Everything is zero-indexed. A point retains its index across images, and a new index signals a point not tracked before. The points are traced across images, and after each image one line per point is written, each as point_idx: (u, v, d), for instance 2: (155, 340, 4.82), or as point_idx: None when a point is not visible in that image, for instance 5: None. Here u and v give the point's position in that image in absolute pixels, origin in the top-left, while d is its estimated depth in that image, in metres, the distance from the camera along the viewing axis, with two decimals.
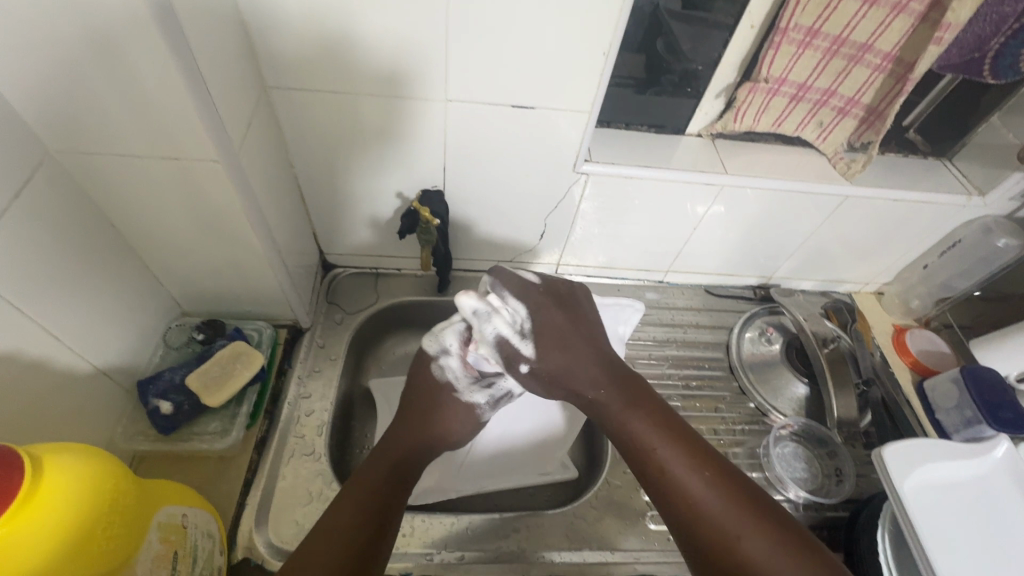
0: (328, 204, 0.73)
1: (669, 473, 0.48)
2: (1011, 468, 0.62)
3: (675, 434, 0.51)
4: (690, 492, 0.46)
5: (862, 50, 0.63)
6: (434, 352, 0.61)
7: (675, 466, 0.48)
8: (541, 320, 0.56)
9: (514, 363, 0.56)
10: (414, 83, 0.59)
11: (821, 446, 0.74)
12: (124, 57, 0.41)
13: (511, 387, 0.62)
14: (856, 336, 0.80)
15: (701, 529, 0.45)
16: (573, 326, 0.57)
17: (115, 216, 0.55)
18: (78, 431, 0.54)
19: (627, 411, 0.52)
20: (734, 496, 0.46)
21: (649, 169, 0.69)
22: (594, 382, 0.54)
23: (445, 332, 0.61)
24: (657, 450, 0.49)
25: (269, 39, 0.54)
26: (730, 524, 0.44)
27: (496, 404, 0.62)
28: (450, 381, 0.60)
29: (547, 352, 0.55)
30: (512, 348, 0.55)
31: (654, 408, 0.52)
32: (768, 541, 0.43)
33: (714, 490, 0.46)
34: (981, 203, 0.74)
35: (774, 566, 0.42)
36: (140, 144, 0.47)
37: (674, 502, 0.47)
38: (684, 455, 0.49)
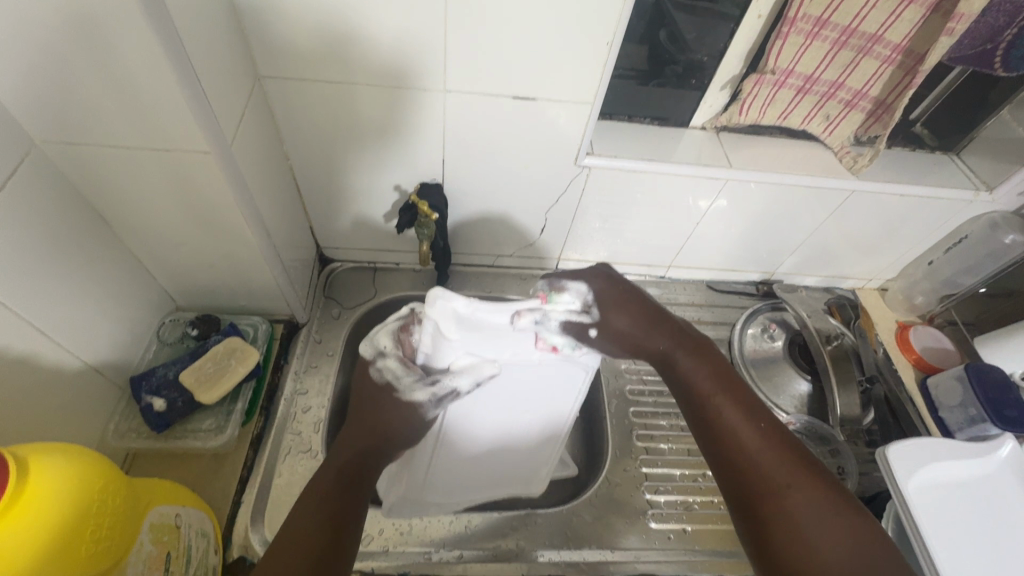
0: (325, 197, 0.71)
1: (721, 419, 0.46)
2: (1015, 466, 0.61)
3: (735, 385, 0.49)
4: (741, 439, 0.44)
5: (871, 41, 0.62)
6: (369, 355, 0.55)
7: (728, 413, 0.46)
8: (597, 288, 0.54)
9: (583, 334, 0.54)
10: (411, 72, 0.57)
11: (823, 444, 0.72)
12: (109, 44, 0.39)
13: (458, 385, 0.54)
14: (860, 333, 0.79)
15: (744, 476, 0.43)
16: (634, 289, 0.56)
17: (104, 207, 0.53)
18: (69, 428, 0.53)
19: (687, 359, 0.51)
20: (787, 449, 0.43)
21: (652, 162, 0.68)
22: (657, 332, 0.53)
23: (377, 333, 0.55)
24: (712, 398, 0.48)
25: (262, 27, 0.52)
26: (779, 475, 0.42)
27: (442, 404, 0.54)
28: (389, 382, 0.54)
29: (619, 317, 0.54)
30: (576, 321, 0.53)
31: (716, 361, 0.51)
32: (817, 495, 0.41)
33: (768, 441, 0.44)
34: (989, 198, 0.72)
35: (820, 524, 0.39)
36: (127, 133, 0.46)
37: (722, 447, 0.45)
38: (740, 406, 0.47)
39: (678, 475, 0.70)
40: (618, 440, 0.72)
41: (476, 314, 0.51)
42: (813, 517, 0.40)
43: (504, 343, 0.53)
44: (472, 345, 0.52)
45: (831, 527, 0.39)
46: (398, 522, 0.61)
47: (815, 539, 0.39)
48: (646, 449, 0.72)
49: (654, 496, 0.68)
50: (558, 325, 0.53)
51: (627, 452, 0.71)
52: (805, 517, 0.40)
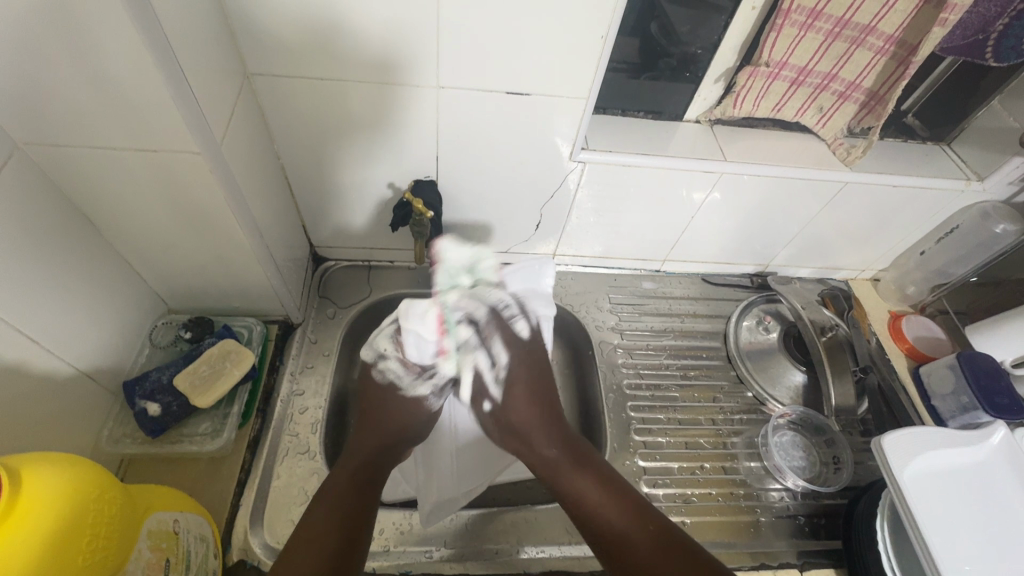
0: (317, 196, 0.71)
1: (610, 527, 0.54)
2: (1006, 453, 0.62)
3: (616, 488, 0.57)
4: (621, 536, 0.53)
5: (864, 32, 0.62)
6: (372, 358, 0.66)
7: (612, 513, 0.55)
8: (515, 369, 0.67)
9: (479, 400, 0.68)
10: (402, 69, 0.56)
11: (819, 434, 0.74)
12: (92, 44, 0.38)
13: (453, 371, 0.67)
14: (853, 324, 0.80)
15: (639, 572, 0.51)
16: (537, 378, 0.67)
17: (92, 211, 0.52)
18: (61, 435, 0.52)
19: (573, 472, 0.58)
20: (646, 523, 0.54)
21: (647, 156, 0.67)
22: (548, 441, 0.61)
23: (377, 339, 0.66)
24: (597, 503, 0.56)
25: (249, 24, 0.51)
26: (666, 567, 0.50)
27: (443, 392, 0.67)
28: (391, 380, 0.65)
29: (515, 398, 0.65)
30: (484, 380, 0.67)
31: (597, 466, 0.59)
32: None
33: (632, 522, 0.54)
34: (980, 187, 0.73)
35: None
36: (114, 135, 0.45)
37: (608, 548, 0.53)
38: (625, 511, 0.55)
39: (677, 468, 0.71)
40: (616, 434, 0.73)
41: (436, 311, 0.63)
42: None
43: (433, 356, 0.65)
44: (450, 341, 0.64)
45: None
46: (397, 521, 0.61)
47: None
48: (644, 443, 0.72)
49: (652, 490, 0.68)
50: (474, 367, 0.67)
51: (624, 445, 0.72)
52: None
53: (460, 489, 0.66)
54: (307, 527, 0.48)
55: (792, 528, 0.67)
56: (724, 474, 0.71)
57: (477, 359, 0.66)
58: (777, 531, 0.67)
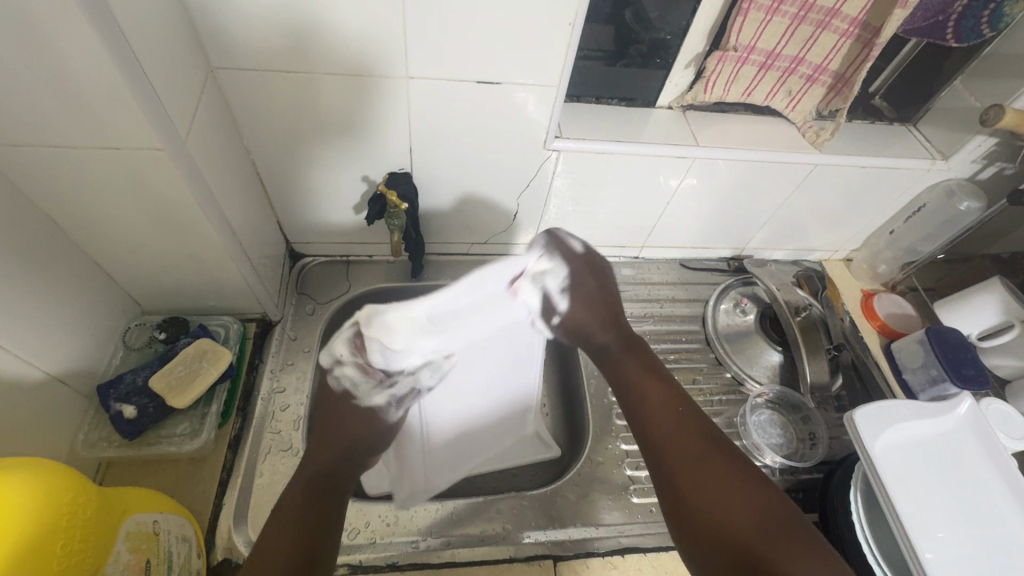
0: (292, 191, 0.70)
1: (656, 419, 0.52)
2: (971, 423, 0.64)
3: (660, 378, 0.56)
4: (656, 419, 0.52)
5: (829, 16, 0.63)
6: (327, 364, 0.58)
7: (659, 410, 0.53)
8: (577, 284, 0.60)
9: (549, 314, 0.61)
10: (371, 59, 0.56)
11: (795, 412, 0.76)
12: (45, 38, 0.37)
13: (415, 382, 0.60)
14: (827, 303, 0.83)
15: (665, 454, 0.50)
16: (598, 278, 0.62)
17: (56, 212, 0.51)
18: (35, 441, 0.51)
19: (624, 355, 0.59)
20: (683, 410, 0.53)
21: (622, 143, 0.68)
22: (604, 329, 0.61)
23: (334, 343, 0.57)
24: (648, 395, 0.55)
25: (213, 17, 0.50)
26: (693, 456, 0.49)
27: (403, 403, 0.60)
28: (347, 389, 0.57)
29: (595, 301, 0.61)
30: (552, 300, 0.60)
31: (651, 360, 0.59)
32: (744, 496, 0.45)
33: (671, 408, 0.53)
34: (945, 166, 0.75)
35: (714, 483, 0.47)
36: (74, 132, 0.44)
37: (643, 425, 0.53)
38: (666, 395, 0.54)
39: None
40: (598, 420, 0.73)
41: (502, 277, 0.54)
42: (713, 482, 0.47)
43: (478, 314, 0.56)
44: (421, 349, 0.56)
45: (743, 500, 0.45)
46: (383, 513, 0.62)
47: (713, 506, 0.45)
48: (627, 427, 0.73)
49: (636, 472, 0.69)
50: (545, 292, 0.59)
51: (607, 429, 0.72)
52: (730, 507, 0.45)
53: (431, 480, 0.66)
54: None
55: None
56: None
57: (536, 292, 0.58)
58: None
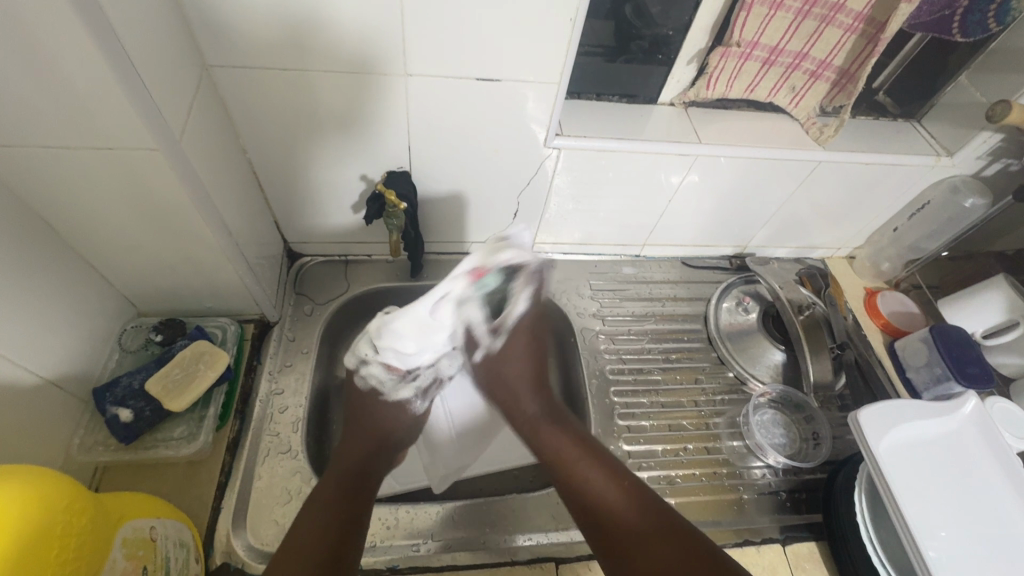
0: (289, 191, 0.69)
1: (591, 487, 0.54)
2: (977, 422, 0.63)
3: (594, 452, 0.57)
4: (599, 499, 0.53)
5: (834, 10, 0.62)
6: (354, 365, 0.65)
7: (594, 475, 0.54)
8: (512, 340, 0.64)
9: (472, 347, 0.64)
10: (369, 57, 0.55)
11: (798, 411, 0.76)
12: (34, 37, 0.36)
13: (437, 373, 0.66)
14: (830, 302, 0.81)
15: (614, 533, 0.50)
16: (525, 338, 0.65)
17: (48, 213, 0.50)
18: (30, 446, 0.50)
19: (552, 429, 0.60)
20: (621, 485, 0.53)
21: (623, 141, 0.67)
22: (530, 397, 0.63)
23: (357, 346, 0.63)
24: (581, 469, 0.55)
25: (206, 15, 0.49)
26: (636, 532, 0.49)
27: (427, 393, 0.66)
28: (373, 386, 0.63)
29: (515, 345, 0.64)
30: (474, 334, 0.62)
31: (578, 431, 0.60)
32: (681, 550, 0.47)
33: (609, 483, 0.53)
34: (950, 163, 0.74)
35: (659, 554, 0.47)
36: (66, 133, 0.43)
37: (584, 506, 0.53)
38: (601, 470, 0.55)
39: (661, 450, 0.71)
40: (600, 420, 0.73)
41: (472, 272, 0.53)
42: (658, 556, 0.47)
43: (469, 313, 0.58)
44: (432, 347, 0.60)
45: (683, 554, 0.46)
46: (383, 516, 0.61)
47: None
48: (629, 427, 0.73)
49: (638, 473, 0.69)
50: (466, 321, 0.59)
51: (608, 430, 0.72)
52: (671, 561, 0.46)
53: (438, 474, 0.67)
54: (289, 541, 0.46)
55: (774, 504, 0.69)
56: (707, 454, 0.72)
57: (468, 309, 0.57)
58: (759, 507, 0.68)
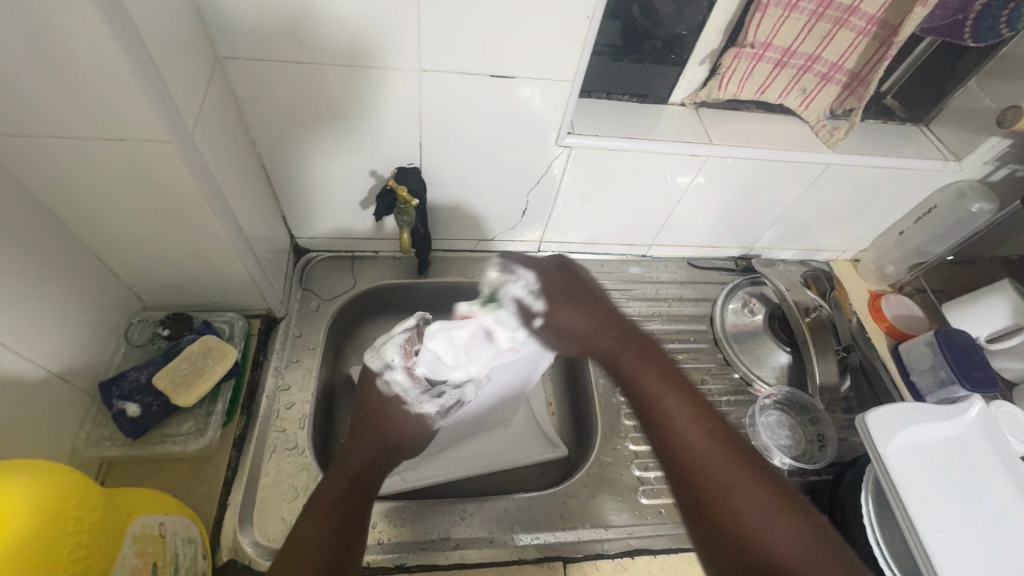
0: (297, 185, 0.68)
1: (680, 436, 0.45)
2: (982, 425, 0.64)
3: (681, 385, 0.48)
4: (690, 443, 0.44)
5: (847, 13, 0.62)
6: (377, 367, 0.61)
7: (679, 419, 0.45)
8: (549, 282, 0.57)
9: (528, 320, 0.57)
10: (381, 51, 0.54)
11: (803, 413, 0.76)
12: (50, 25, 0.36)
13: (462, 396, 0.62)
14: (835, 304, 0.82)
15: (700, 482, 0.42)
16: (583, 284, 0.58)
17: (57, 205, 0.50)
18: (38, 441, 0.50)
19: (638, 358, 0.50)
20: (715, 432, 0.44)
21: (634, 141, 0.67)
22: (608, 334, 0.53)
23: (386, 347, 0.61)
24: (670, 408, 0.46)
25: (218, 6, 0.49)
26: (734, 486, 0.41)
27: (447, 412, 0.62)
28: (396, 394, 0.60)
29: (564, 308, 0.56)
30: (525, 302, 0.57)
31: (663, 360, 0.51)
32: (765, 498, 0.40)
33: (704, 432, 0.44)
34: (957, 167, 0.74)
35: (764, 520, 0.39)
36: (79, 124, 0.42)
37: (672, 452, 0.44)
38: (692, 411, 0.46)
39: None
40: (607, 420, 0.73)
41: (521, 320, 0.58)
42: (762, 522, 0.39)
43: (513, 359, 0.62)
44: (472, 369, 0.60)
45: (781, 524, 0.39)
46: (390, 515, 0.61)
47: (772, 551, 0.38)
48: (635, 427, 0.73)
49: (644, 472, 0.69)
50: (511, 298, 0.58)
51: (615, 430, 0.72)
52: (759, 520, 0.39)
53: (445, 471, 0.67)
54: (297, 536, 0.43)
55: None
56: None
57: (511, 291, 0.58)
58: None
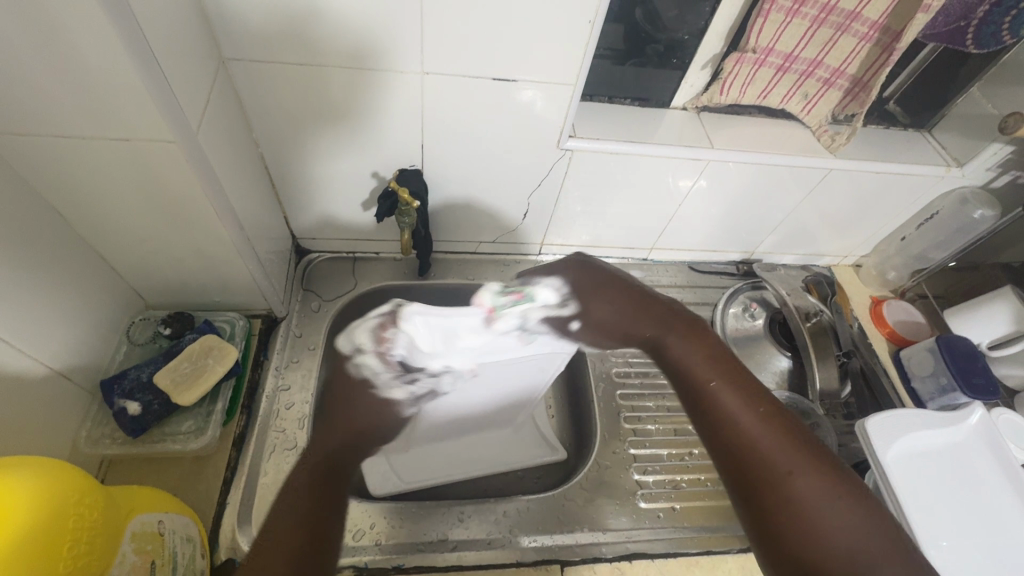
0: (299, 186, 0.69)
1: (733, 423, 0.40)
2: (982, 432, 0.64)
3: (731, 366, 0.43)
4: (742, 427, 0.40)
5: (849, 19, 0.62)
6: (347, 351, 0.51)
7: (726, 396, 0.41)
8: (574, 280, 0.53)
9: (564, 325, 0.53)
10: (384, 53, 0.54)
11: (804, 418, 0.74)
12: (57, 26, 0.36)
13: (436, 386, 0.53)
14: (836, 309, 0.82)
15: (751, 468, 0.38)
16: (610, 276, 0.53)
17: (61, 203, 0.50)
18: (40, 438, 0.50)
19: (678, 336, 0.46)
20: (774, 419, 0.40)
21: (635, 145, 0.67)
22: (635, 315, 0.50)
23: (357, 329, 0.50)
24: (721, 394, 0.42)
25: (224, 8, 0.49)
26: (789, 470, 0.37)
27: (419, 402, 0.53)
28: (366, 378, 0.49)
29: (593, 303, 0.52)
30: (557, 312, 0.52)
31: (709, 338, 0.46)
32: (827, 487, 0.37)
33: (759, 418, 0.40)
34: (959, 173, 0.74)
35: (822, 512, 0.36)
36: (85, 124, 0.43)
37: (721, 438, 0.40)
38: (742, 391, 0.41)
39: (666, 455, 0.71)
40: (606, 423, 0.73)
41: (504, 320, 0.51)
42: (822, 510, 0.36)
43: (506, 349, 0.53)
44: (449, 358, 0.51)
45: (836, 513, 0.36)
46: (389, 515, 0.61)
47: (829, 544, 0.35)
48: (634, 430, 0.73)
49: (643, 476, 0.69)
50: (538, 314, 0.52)
51: (615, 433, 0.72)
52: (815, 503, 0.36)
53: (443, 472, 0.67)
54: None
55: None
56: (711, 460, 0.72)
57: (547, 294, 0.52)
58: None
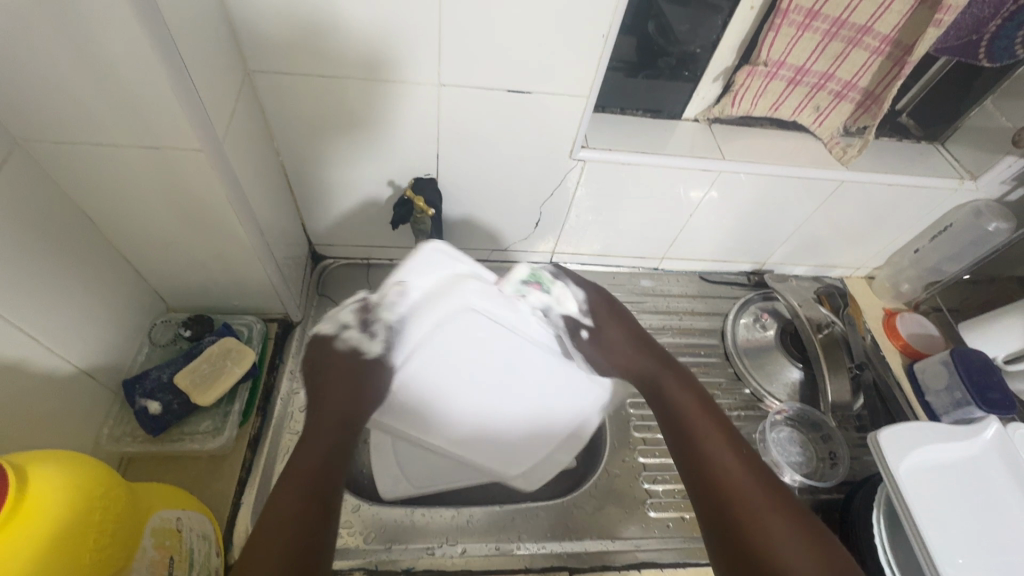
0: (319, 194, 0.71)
1: (711, 457, 0.50)
2: (998, 446, 0.63)
3: (714, 416, 0.54)
4: (721, 462, 0.49)
5: (861, 32, 0.62)
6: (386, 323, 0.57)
7: (713, 441, 0.51)
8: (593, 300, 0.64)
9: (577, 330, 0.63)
10: (403, 65, 0.56)
11: (815, 430, 0.75)
12: (96, 38, 0.38)
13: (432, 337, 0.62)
14: (848, 320, 0.82)
15: (724, 500, 0.47)
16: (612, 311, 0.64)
17: (91, 208, 0.52)
18: (63, 434, 0.52)
19: (673, 381, 0.57)
20: (752, 468, 0.48)
21: (647, 155, 0.68)
22: (636, 358, 0.61)
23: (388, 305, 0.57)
24: (701, 429, 0.52)
25: (251, 22, 0.51)
26: (758, 510, 0.45)
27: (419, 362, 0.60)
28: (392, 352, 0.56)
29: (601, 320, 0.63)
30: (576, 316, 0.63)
31: (697, 387, 0.57)
32: (791, 527, 0.44)
33: (737, 462, 0.49)
34: (973, 186, 0.74)
35: (785, 547, 0.43)
36: (118, 132, 0.45)
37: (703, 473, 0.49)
38: (723, 437, 0.51)
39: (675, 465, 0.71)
40: (616, 431, 0.73)
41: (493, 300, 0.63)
42: (786, 544, 0.43)
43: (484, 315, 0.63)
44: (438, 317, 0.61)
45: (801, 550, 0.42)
46: (400, 518, 0.61)
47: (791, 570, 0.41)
48: (644, 439, 0.73)
49: (652, 486, 0.69)
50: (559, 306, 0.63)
51: (624, 442, 0.72)
52: (779, 538, 0.43)
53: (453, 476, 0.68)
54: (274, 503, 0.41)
55: None
56: None
57: (566, 293, 0.63)
58: None
